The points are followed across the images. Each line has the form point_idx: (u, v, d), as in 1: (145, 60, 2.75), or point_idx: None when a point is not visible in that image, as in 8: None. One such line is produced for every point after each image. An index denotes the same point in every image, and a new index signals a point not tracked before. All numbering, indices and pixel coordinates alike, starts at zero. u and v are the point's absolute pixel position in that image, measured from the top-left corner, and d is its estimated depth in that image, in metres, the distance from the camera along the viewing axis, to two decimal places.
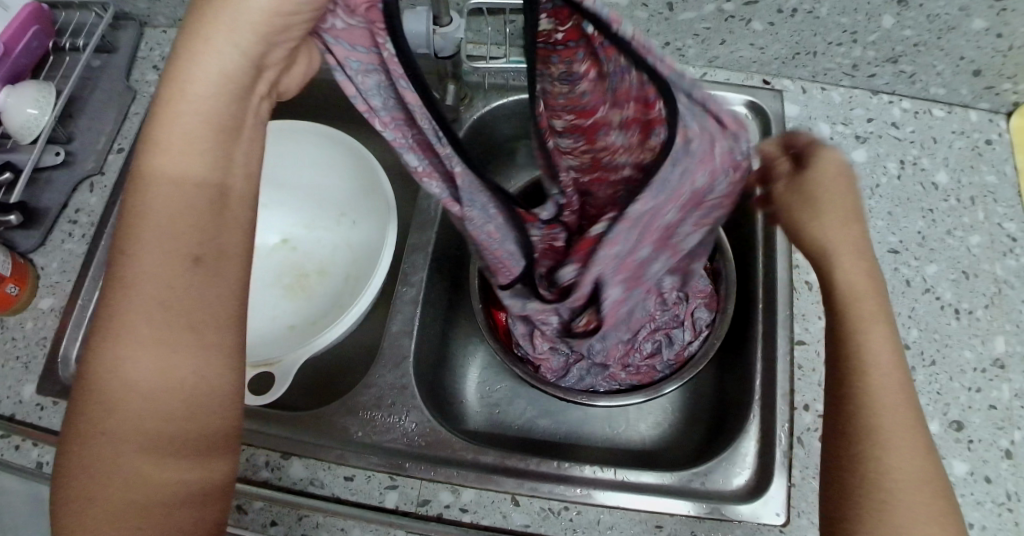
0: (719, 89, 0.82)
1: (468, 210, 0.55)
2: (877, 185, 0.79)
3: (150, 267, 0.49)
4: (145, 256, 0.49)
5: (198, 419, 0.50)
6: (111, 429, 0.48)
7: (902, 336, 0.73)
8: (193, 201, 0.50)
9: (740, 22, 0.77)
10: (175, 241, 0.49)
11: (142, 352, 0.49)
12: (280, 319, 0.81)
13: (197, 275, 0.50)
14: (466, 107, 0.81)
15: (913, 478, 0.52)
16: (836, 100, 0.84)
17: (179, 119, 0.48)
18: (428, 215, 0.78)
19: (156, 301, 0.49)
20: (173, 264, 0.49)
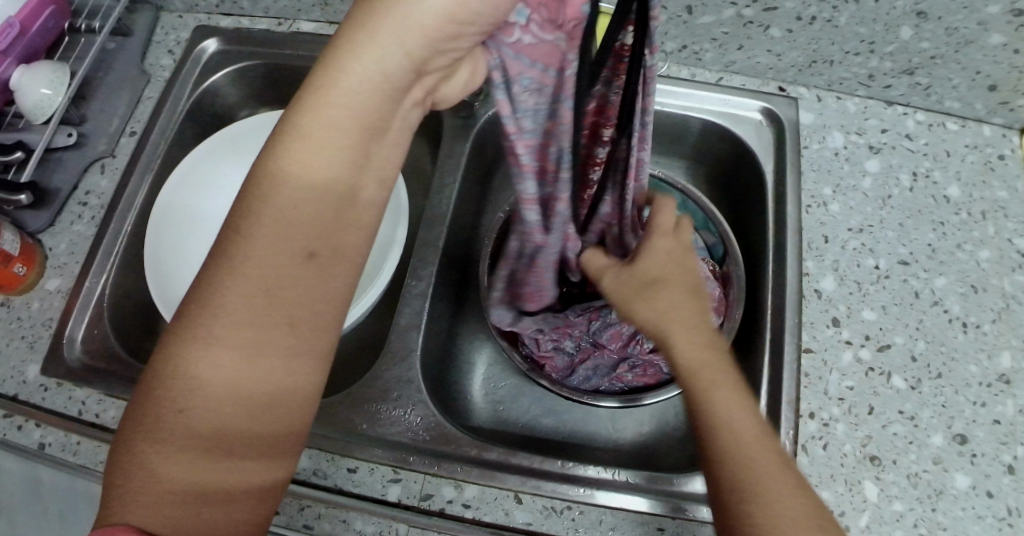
0: (735, 94, 0.83)
1: (550, 235, 0.63)
2: (889, 196, 0.79)
3: (257, 261, 0.50)
4: (256, 249, 0.49)
5: (277, 420, 0.51)
6: (189, 416, 0.49)
7: (908, 348, 0.73)
8: (319, 204, 0.50)
9: (758, 28, 0.77)
10: (287, 238, 0.50)
11: (235, 347, 0.50)
12: None
13: (303, 277, 0.51)
14: (482, 103, 0.80)
15: (775, 489, 0.50)
16: (851, 109, 0.84)
17: (329, 112, 0.48)
18: (440, 209, 0.77)
19: (257, 298, 0.50)
20: (279, 263, 0.50)
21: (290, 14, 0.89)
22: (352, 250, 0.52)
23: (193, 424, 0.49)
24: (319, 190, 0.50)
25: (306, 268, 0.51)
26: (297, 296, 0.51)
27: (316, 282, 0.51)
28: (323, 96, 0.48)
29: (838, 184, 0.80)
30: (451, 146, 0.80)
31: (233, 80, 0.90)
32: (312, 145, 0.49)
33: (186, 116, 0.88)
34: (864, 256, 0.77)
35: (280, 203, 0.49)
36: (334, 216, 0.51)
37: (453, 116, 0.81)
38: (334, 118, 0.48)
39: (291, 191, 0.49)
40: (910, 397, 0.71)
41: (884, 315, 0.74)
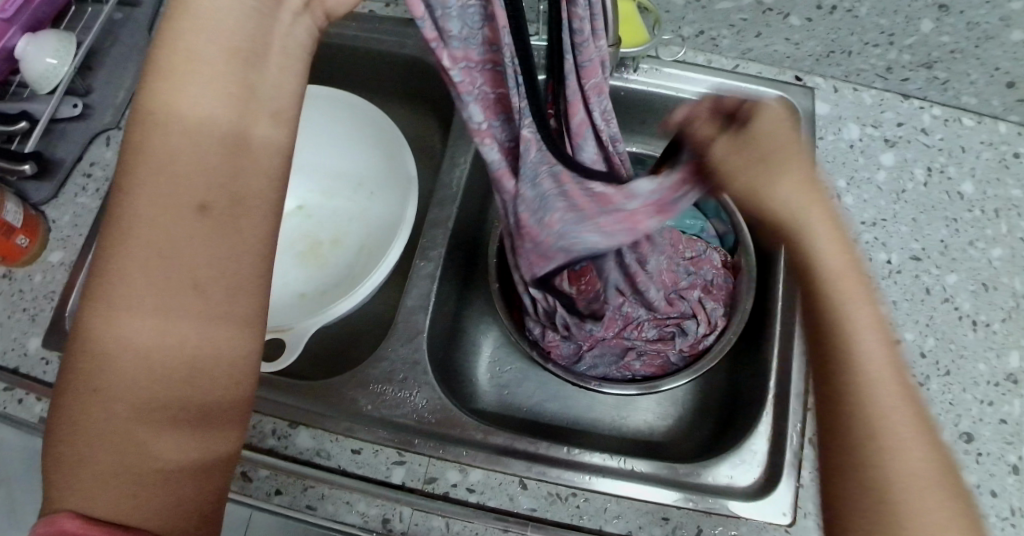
0: (753, 82, 0.81)
1: (522, 185, 0.57)
2: (903, 190, 0.79)
3: (159, 219, 0.44)
4: (151, 203, 0.44)
5: (203, 388, 0.45)
6: (104, 395, 0.43)
7: (918, 343, 0.73)
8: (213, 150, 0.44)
9: (777, 16, 0.76)
10: (189, 184, 0.44)
11: (142, 311, 0.43)
12: (291, 286, 0.81)
13: (203, 225, 0.44)
14: None
15: (925, 485, 0.44)
16: (867, 101, 0.83)
17: (194, 49, 0.44)
18: (450, 190, 0.77)
19: (154, 253, 0.44)
20: (177, 213, 0.44)
21: None
22: (260, 194, 0.46)
23: (109, 402, 0.43)
24: (199, 126, 0.44)
25: (201, 221, 0.44)
26: (201, 247, 0.44)
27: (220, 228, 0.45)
28: (169, 36, 0.44)
29: (852, 176, 0.79)
30: (463, 126, 0.79)
31: None
32: (174, 87, 0.44)
33: None
34: (876, 250, 0.76)
35: (164, 152, 0.44)
36: (235, 156, 0.45)
37: None
38: (203, 45, 0.44)
39: (177, 125, 0.44)
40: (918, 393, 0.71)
41: (894, 311, 0.74)
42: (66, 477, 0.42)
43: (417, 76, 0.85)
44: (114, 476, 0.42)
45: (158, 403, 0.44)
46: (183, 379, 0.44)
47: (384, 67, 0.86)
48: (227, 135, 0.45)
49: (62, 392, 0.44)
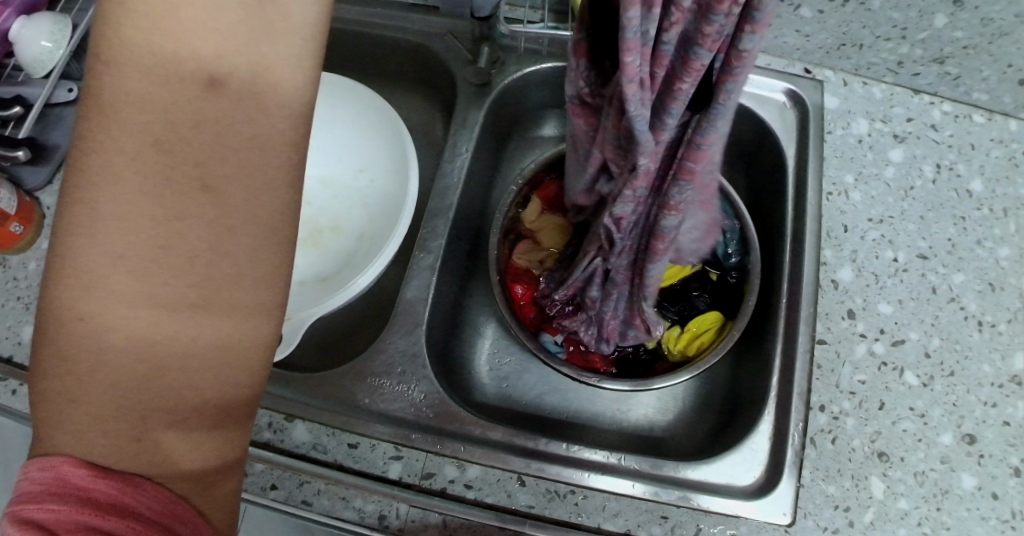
0: (758, 73, 0.80)
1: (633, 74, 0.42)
2: (912, 187, 0.77)
3: (154, 109, 0.37)
4: (139, 88, 0.37)
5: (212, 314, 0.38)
6: (91, 326, 0.37)
7: (923, 343, 0.72)
8: (197, 66, 0.37)
9: (788, 8, 0.76)
10: (184, 67, 0.37)
11: (139, 224, 0.37)
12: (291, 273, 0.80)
13: (213, 106, 0.37)
14: (499, 70, 0.77)
15: None
16: (877, 95, 0.81)
17: None
18: (450, 180, 0.75)
19: (157, 154, 0.37)
20: (182, 84, 0.37)
21: None
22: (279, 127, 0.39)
23: (99, 336, 0.37)
24: (195, 42, 0.36)
25: (214, 97, 0.37)
26: (210, 139, 0.38)
27: (228, 120, 0.38)
28: None
29: (861, 171, 0.77)
30: (465, 114, 0.77)
31: None
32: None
33: None
34: (883, 248, 0.75)
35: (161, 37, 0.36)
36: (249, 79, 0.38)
37: (468, 84, 0.78)
38: None
39: (167, 29, 0.36)
40: (922, 393, 0.71)
41: (900, 309, 0.72)
42: (59, 413, 0.38)
43: (420, 63, 0.84)
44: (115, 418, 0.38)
45: (152, 343, 0.38)
46: (183, 312, 0.38)
47: (387, 53, 0.85)
48: (218, 53, 0.37)
49: (42, 322, 0.38)
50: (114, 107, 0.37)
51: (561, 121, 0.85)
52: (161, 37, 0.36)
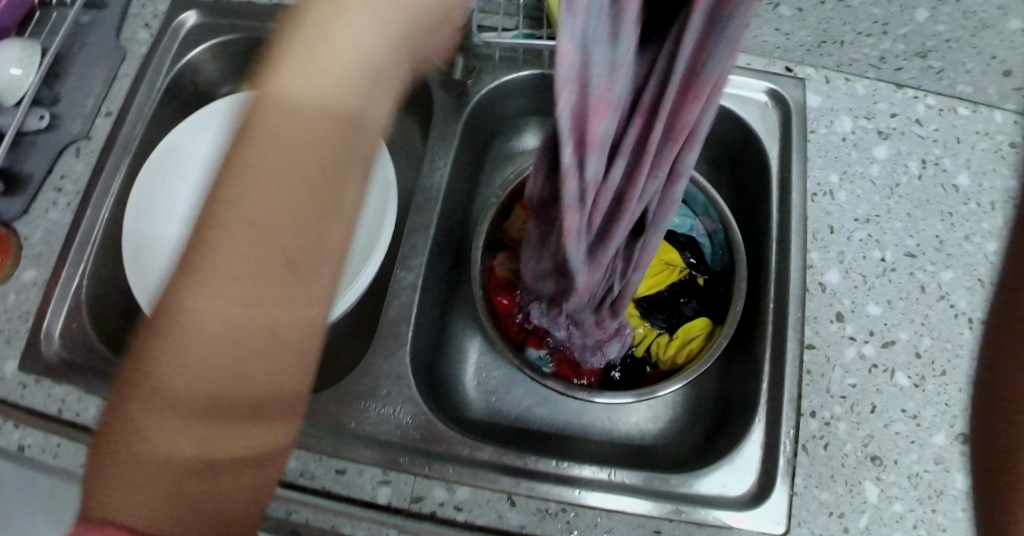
0: (740, 74, 0.78)
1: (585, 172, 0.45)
2: (898, 185, 0.76)
3: (251, 197, 0.41)
4: (247, 174, 0.41)
5: (276, 382, 0.43)
6: (162, 388, 0.40)
7: (913, 343, 0.71)
8: (299, 163, 0.42)
9: (768, 6, 0.74)
10: (282, 165, 0.41)
11: (219, 302, 0.40)
12: None
13: (305, 199, 0.42)
14: (475, 80, 0.76)
15: None
16: (860, 92, 0.80)
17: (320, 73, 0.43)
18: (429, 195, 0.73)
19: (248, 238, 0.40)
20: (281, 176, 0.41)
21: None
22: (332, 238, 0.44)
23: (166, 403, 0.40)
24: (306, 127, 0.42)
25: (302, 188, 0.42)
26: (290, 235, 0.42)
27: (306, 210, 0.42)
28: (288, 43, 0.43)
29: (846, 170, 0.76)
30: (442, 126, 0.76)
31: (212, 57, 0.84)
32: (290, 79, 0.42)
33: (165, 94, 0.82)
34: (871, 248, 0.74)
35: (271, 141, 0.41)
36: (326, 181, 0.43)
37: (444, 95, 0.76)
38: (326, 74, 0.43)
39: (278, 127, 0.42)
40: (914, 394, 0.70)
41: (889, 310, 0.72)
42: (125, 471, 0.40)
43: None
44: (170, 475, 0.40)
45: (218, 405, 0.42)
46: (252, 383, 0.42)
47: None
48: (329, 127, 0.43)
49: (129, 380, 0.41)
50: (228, 193, 0.41)
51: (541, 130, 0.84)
52: (268, 139, 0.41)
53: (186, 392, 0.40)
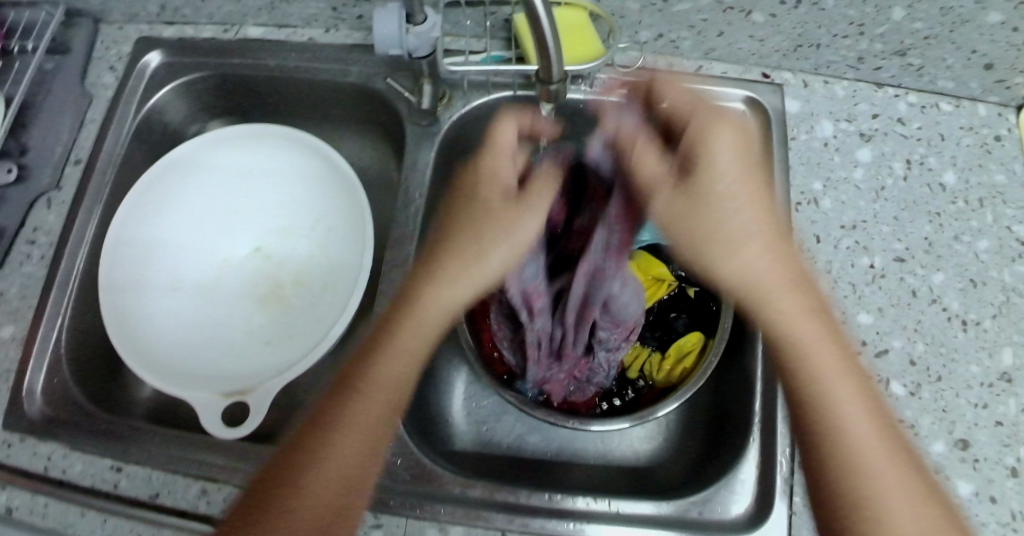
0: (716, 84, 0.77)
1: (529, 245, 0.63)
2: (883, 187, 0.75)
3: (371, 391, 0.62)
4: (370, 378, 0.62)
5: (347, 512, 0.60)
6: (284, 511, 0.58)
7: (907, 351, 0.70)
8: (397, 382, 0.63)
9: (740, 14, 0.73)
10: (390, 381, 0.63)
11: (330, 458, 0.60)
12: (256, 333, 0.78)
13: (393, 395, 0.63)
14: (445, 107, 0.75)
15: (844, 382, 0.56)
16: (840, 94, 0.79)
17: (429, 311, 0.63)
18: (405, 228, 0.72)
19: (363, 418, 0.62)
20: (387, 379, 0.63)
21: (235, 19, 0.81)
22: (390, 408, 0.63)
23: (286, 521, 0.58)
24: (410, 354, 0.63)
25: (393, 390, 0.63)
26: (376, 408, 0.62)
27: (395, 401, 0.63)
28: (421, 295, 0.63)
29: (829, 177, 0.75)
30: (415, 156, 0.75)
31: (179, 96, 0.83)
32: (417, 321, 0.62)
33: (134, 138, 0.80)
34: (858, 255, 0.72)
35: (392, 360, 0.63)
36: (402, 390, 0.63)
37: (415, 124, 0.75)
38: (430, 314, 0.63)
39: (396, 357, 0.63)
40: (910, 403, 0.69)
41: (881, 318, 0.70)
42: None
43: (367, 105, 0.81)
44: None
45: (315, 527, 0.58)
46: (331, 516, 0.59)
47: (332, 96, 0.82)
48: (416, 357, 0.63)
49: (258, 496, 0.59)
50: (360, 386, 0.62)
51: None
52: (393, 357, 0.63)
53: (320, 486, 0.59)
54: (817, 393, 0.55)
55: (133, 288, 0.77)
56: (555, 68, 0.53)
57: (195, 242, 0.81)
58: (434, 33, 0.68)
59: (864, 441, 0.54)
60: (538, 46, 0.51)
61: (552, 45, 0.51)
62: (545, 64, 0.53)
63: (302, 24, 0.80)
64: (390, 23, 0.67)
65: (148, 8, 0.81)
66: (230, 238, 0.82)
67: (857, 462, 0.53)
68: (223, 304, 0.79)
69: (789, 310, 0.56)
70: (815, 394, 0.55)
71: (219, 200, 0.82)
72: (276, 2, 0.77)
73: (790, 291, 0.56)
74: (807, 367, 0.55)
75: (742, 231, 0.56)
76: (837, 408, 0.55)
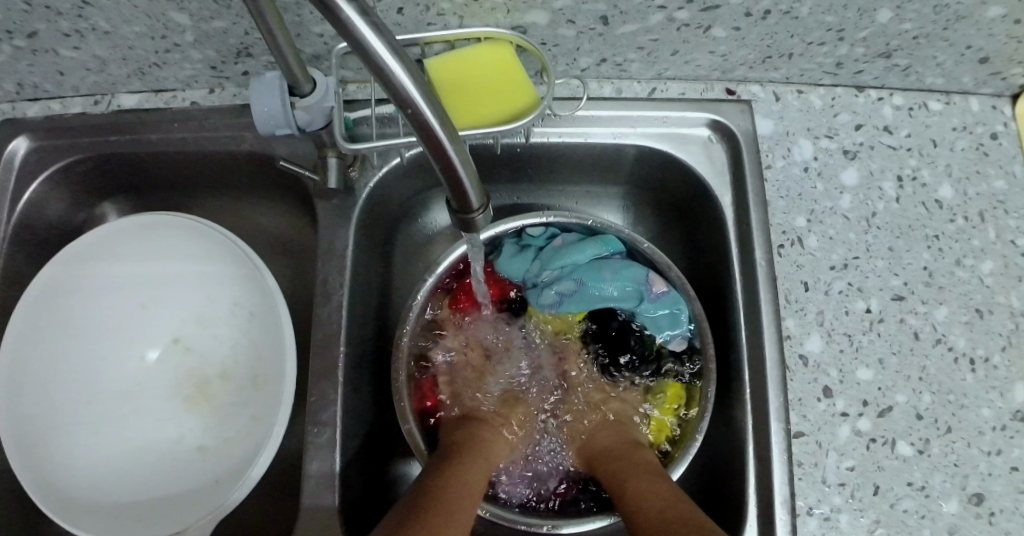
0: (673, 108, 0.65)
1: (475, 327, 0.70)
2: (873, 214, 0.65)
3: (465, 471, 0.57)
4: (464, 458, 0.58)
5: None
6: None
7: (913, 405, 0.61)
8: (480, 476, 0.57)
9: (697, 30, 0.59)
10: (477, 476, 0.57)
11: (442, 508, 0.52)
12: (183, 442, 0.68)
13: (478, 482, 0.57)
14: (359, 172, 0.61)
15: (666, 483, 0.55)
16: (816, 105, 0.67)
17: (489, 435, 0.63)
18: (330, 327, 0.60)
19: (460, 484, 0.55)
20: (474, 469, 0.58)
21: (105, 88, 0.68)
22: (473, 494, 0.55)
23: None
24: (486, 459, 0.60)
25: (479, 476, 0.57)
26: (465, 484, 0.55)
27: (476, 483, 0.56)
28: (481, 421, 0.64)
29: (813, 210, 0.64)
30: (331, 237, 0.61)
31: (58, 184, 0.71)
32: (486, 437, 0.62)
33: (13, 243, 0.69)
34: (853, 299, 0.63)
35: (474, 451, 0.60)
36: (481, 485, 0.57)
37: (325, 203, 0.61)
38: (488, 435, 0.62)
39: (476, 455, 0.59)
40: (919, 462, 0.60)
41: (882, 371, 0.62)
42: None
43: (269, 175, 0.68)
44: None
45: None
46: None
47: (226, 168, 0.69)
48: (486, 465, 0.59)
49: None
50: (452, 463, 0.57)
51: None
52: (474, 454, 0.59)
53: (466, 489, 0.55)
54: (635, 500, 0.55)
55: (38, 418, 0.67)
56: (473, 190, 0.41)
57: (99, 347, 0.70)
58: (327, 102, 0.55)
59: (651, 493, 0.55)
60: (445, 168, 0.39)
61: (462, 164, 0.39)
62: (458, 189, 0.41)
63: (182, 86, 0.67)
64: (272, 98, 0.54)
65: (3, 87, 0.68)
66: (140, 334, 0.71)
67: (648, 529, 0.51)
68: (146, 413, 0.69)
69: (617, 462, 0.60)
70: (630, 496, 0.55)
71: (118, 293, 0.70)
72: (146, 67, 0.64)
73: (628, 440, 0.63)
74: (616, 484, 0.58)
75: (597, 436, 0.64)
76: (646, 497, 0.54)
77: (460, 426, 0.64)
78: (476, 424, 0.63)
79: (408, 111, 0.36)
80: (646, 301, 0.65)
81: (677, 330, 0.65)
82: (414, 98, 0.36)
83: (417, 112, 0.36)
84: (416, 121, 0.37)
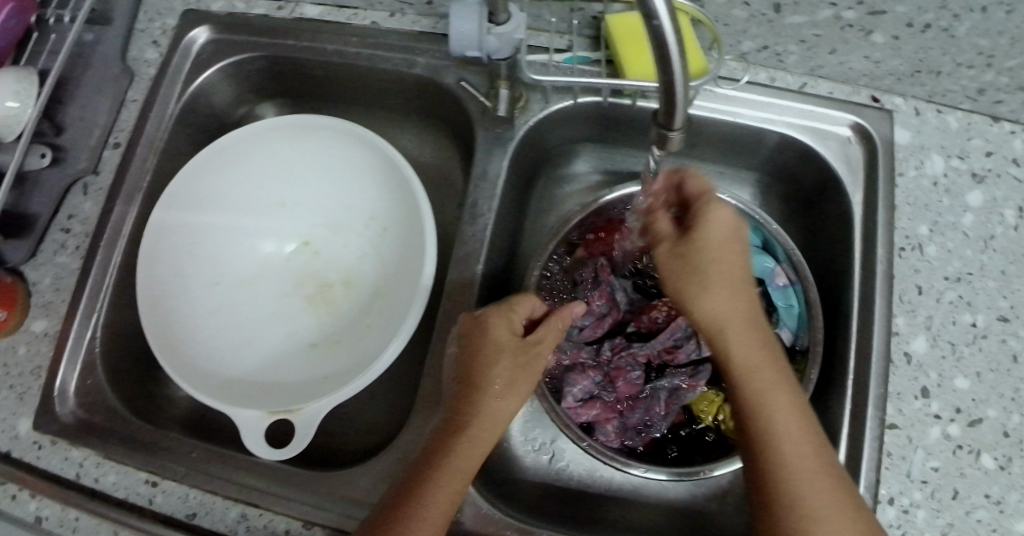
0: (819, 104, 0.69)
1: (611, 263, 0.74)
2: (992, 237, 0.68)
3: (482, 424, 0.55)
4: (482, 406, 0.56)
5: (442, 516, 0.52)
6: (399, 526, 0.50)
7: (1002, 422, 0.63)
8: (491, 421, 0.56)
9: (859, 33, 0.63)
10: (490, 420, 0.56)
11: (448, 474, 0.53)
12: (299, 335, 0.73)
13: (486, 430, 0.56)
14: (521, 110, 0.67)
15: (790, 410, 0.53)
16: (952, 125, 0.71)
17: (507, 364, 0.58)
18: (472, 244, 0.65)
19: (472, 437, 0.55)
20: (491, 416, 0.56)
21: None
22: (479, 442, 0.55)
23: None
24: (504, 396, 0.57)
25: (491, 422, 0.56)
26: (479, 439, 0.55)
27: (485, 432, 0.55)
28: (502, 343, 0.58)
29: (936, 221, 0.68)
30: (485, 164, 0.66)
31: (228, 76, 0.76)
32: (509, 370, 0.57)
33: (178, 123, 0.74)
34: (960, 311, 0.66)
35: (493, 390, 0.57)
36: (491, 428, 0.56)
37: (485, 131, 0.67)
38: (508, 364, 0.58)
39: (491, 397, 0.56)
40: (998, 477, 0.62)
41: (979, 384, 0.64)
42: None
43: (431, 100, 0.73)
44: None
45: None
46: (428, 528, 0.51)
47: (394, 90, 0.74)
48: (499, 402, 0.56)
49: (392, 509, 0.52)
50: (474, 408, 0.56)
51: (597, 158, 0.74)
52: (495, 395, 0.56)
53: (474, 442, 0.55)
54: (771, 443, 0.52)
55: (169, 288, 0.71)
56: (681, 109, 0.45)
57: (237, 235, 0.75)
58: (518, 35, 0.59)
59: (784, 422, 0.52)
60: (665, 83, 0.43)
61: (682, 83, 0.43)
62: (669, 104, 0.45)
63: (364, 6, 0.72)
64: (471, 20, 0.58)
65: None
66: (276, 232, 0.76)
67: (801, 517, 0.50)
68: (268, 304, 0.74)
69: (743, 352, 0.54)
70: (767, 421, 0.52)
71: (261, 190, 0.76)
72: None
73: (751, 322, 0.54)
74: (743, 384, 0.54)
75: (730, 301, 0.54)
76: (786, 434, 0.52)
77: (487, 346, 0.58)
78: (507, 345, 0.58)
79: (651, 23, 0.40)
80: (766, 286, 0.70)
81: (788, 321, 0.68)
82: (660, 10, 0.39)
83: (660, 26, 0.40)
84: (655, 33, 0.41)
